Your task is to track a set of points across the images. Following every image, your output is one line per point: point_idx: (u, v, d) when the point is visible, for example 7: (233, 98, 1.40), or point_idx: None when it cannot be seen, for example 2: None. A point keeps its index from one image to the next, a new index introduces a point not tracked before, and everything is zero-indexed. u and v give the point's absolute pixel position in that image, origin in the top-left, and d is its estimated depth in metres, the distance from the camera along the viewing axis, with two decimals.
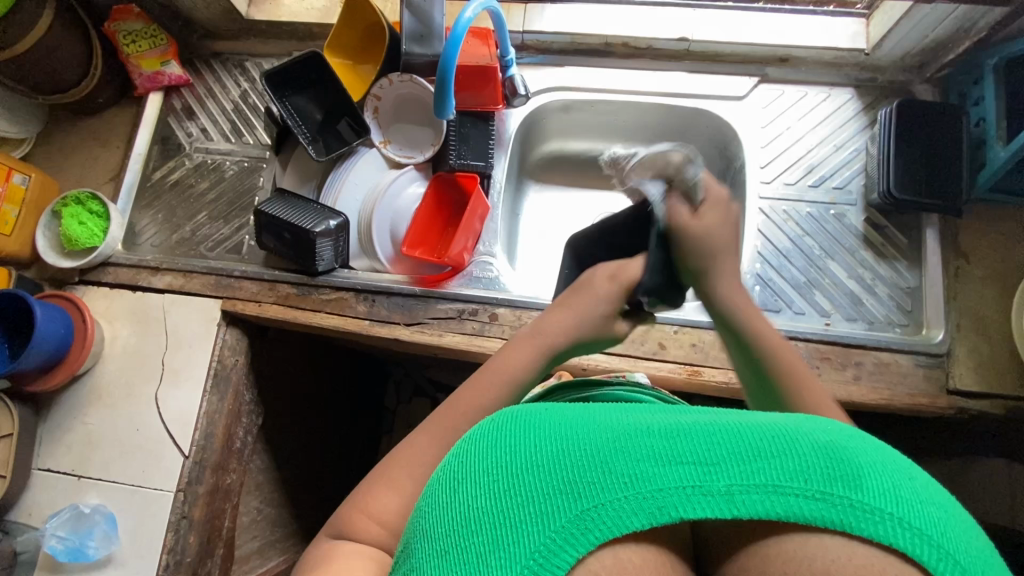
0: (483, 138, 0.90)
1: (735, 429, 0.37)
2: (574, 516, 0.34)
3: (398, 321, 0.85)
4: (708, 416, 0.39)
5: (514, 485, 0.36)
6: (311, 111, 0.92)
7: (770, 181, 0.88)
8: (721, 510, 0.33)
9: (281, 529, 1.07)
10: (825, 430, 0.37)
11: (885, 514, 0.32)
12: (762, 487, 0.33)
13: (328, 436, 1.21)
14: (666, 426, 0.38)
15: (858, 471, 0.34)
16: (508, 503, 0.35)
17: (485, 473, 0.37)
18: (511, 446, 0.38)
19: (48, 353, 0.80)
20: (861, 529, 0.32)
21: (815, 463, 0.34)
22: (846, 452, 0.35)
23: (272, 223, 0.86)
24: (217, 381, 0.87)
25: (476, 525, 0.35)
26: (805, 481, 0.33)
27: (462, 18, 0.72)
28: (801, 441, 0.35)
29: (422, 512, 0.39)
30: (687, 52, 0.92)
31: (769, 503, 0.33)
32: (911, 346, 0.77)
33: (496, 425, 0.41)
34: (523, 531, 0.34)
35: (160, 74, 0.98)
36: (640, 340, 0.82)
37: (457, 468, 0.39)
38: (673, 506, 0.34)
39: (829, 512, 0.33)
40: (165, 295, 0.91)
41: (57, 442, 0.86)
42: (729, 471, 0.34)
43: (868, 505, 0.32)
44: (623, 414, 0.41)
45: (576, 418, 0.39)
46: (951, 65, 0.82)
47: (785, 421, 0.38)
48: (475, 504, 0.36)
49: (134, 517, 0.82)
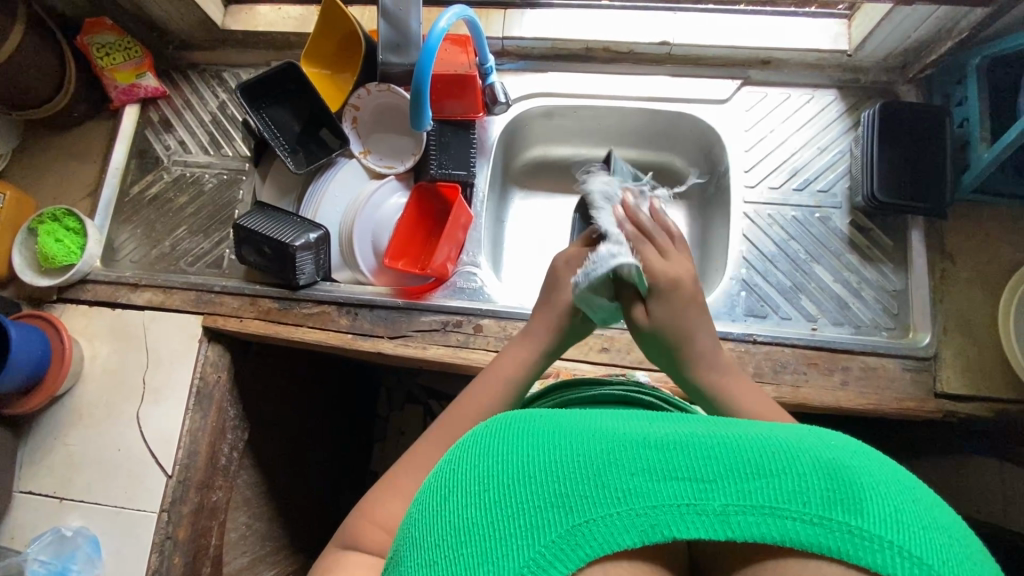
0: (463, 146, 0.89)
1: (735, 442, 0.36)
2: (566, 531, 0.33)
3: (382, 334, 0.84)
4: (707, 428, 0.38)
5: (505, 496, 0.34)
6: (288, 122, 0.90)
7: (754, 185, 0.88)
8: (714, 530, 0.33)
9: (272, 543, 1.06)
10: (829, 446, 0.36)
11: (884, 542, 0.31)
12: (759, 507, 0.33)
13: (318, 448, 1.20)
14: (664, 437, 0.36)
15: (859, 494, 0.33)
16: (498, 515, 0.34)
17: (476, 480, 0.36)
18: (503, 455, 0.36)
19: (24, 376, 0.79)
20: (859, 557, 0.31)
21: (815, 485, 0.33)
22: (849, 473, 0.34)
23: (251, 237, 0.84)
24: (199, 399, 0.86)
25: (465, 536, 0.34)
26: (803, 504, 0.32)
27: (436, 27, 0.70)
28: (802, 459, 0.34)
29: (410, 518, 0.38)
30: (669, 55, 0.91)
31: (765, 525, 0.32)
32: (897, 349, 0.76)
33: (490, 432, 0.39)
34: (511, 545, 0.33)
35: (136, 87, 0.97)
36: (625, 349, 0.82)
37: (448, 474, 0.38)
38: (666, 525, 0.33)
39: (827, 538, 0.32)
40: (145, 311, 0.89)
41: (39, 464, 0.85)
42: (726, 489, 0.33)
43: (868, 532, 0.31)
44: (620, 422, 0.40)
45: (571, 426, 0.38)
46: (933, 65, 0.82)
47: (786, 435, 0.37)
48: (465, 513, 0.34)
49: (118, 538, 0.81)
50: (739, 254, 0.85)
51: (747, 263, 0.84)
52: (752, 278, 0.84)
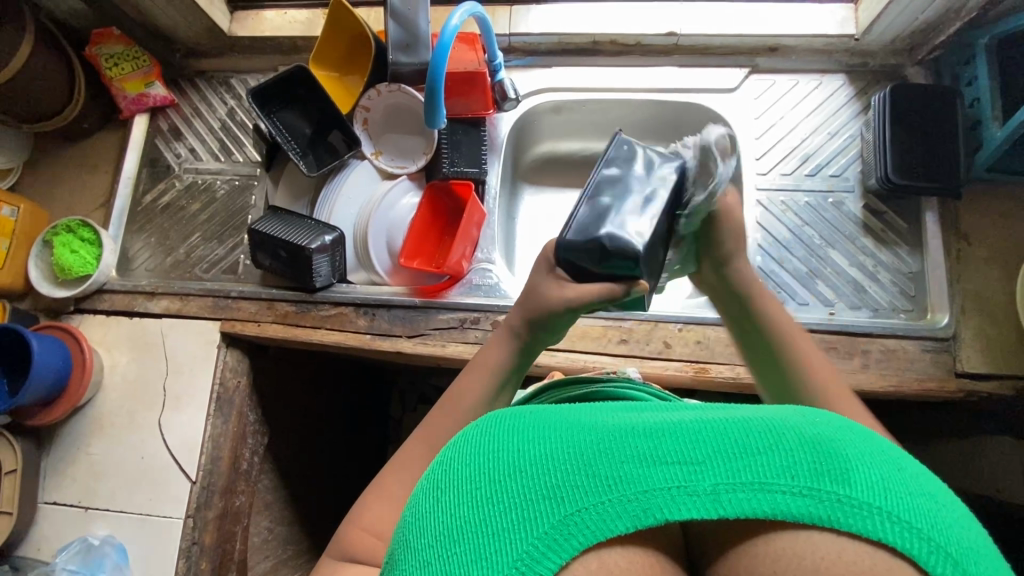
0: (475, 144, 0.90)
1: (721, 424, 0.35)
2: (557, 522, 0.33)
3: (400, 334, 0.84)
4: (695, 413, 0.38)
5: (497, 491, 0.35)
6: (299, 126, 0.90)
7: (766, 172, 0.88)
8: (706, 511, 0.32)
9: (294, 546, 1.06)
10: (814, 422, 0.36)
11: (874, 508, 0.31)
12: (747, 484, 0.32)
13: (337, 449, 1.20)
14: (651, 425, 0.36)
15: (847, 465, 0.33)
16: (491, 512, 0.34)
17: (468, 480, 0.36)
18: (493, 452, 0.37)
19: (47, 387, 0.79)
20: (848, 524, 0.31)
21: (803, 457, 0.33)
22: (834, 445, 0.34)
23: (267, 241, 0.85)
24: (219, 404, 0.86)
25: (458, 535, 0.34)
26: (793, 477, 0.32)
27: (449, 25, 0.70)
28: (788, 435, 0.34)
29: (404, 523, 0.39)
30: (676, 46, 0.91)
31: (756, 501, 0.32)
32: (917, 331, 0.77)
33: (481, 432, 0.40)
34: (504, 540, 0.33)
35: (144, 96, 0.97)
36: (645, 340, 0.81)
37: (441, 474, 0.38)
38: (658, 508, 0.33)
39: (817, 509, 0.31)
40: (163, 319, 0.89)
41: (62, 475, 0.85)
42: (715, 469, 0.33)
43: (857, 500, 0.31)
44: (608, 414, 0.40)
45: (561, 420, 0.39)
46: (941, 46, 0.81)
47: (772, 416, 0.37)
48: (456, 513, 0.35)
49: (144, 545, 0.82)
50: (754, 241, 0.85)
51: (761, 248, 0.84)
52: (768, 265, 0.84)
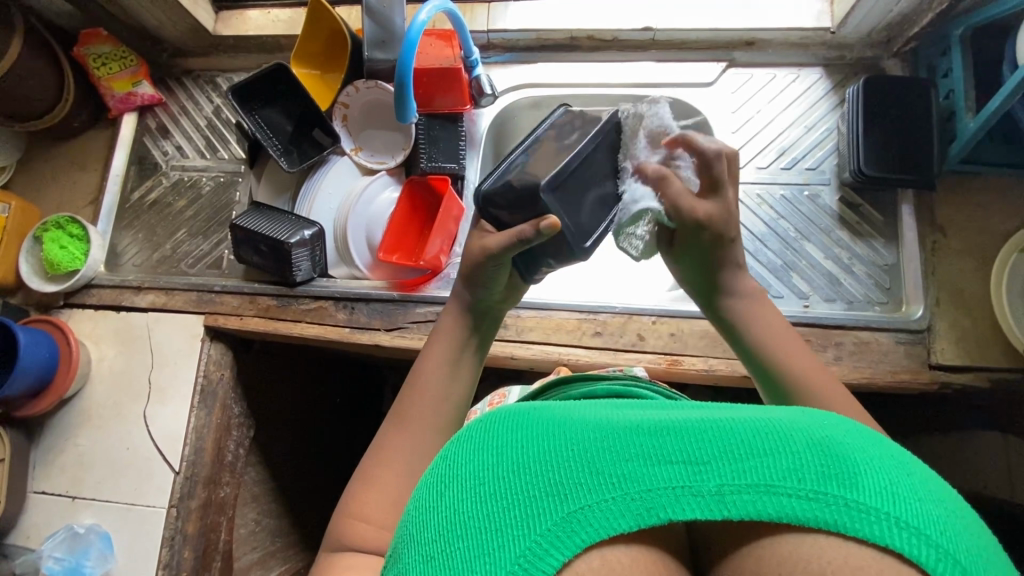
0: (452, 139, 0.91)
1: (728, 424, 0.34)
2: (561, 519, 0.32)
3: (378, 326, 0.85)
4: (700, 413, 0.37)
5: (500, 489, 0.33)
6: (281, 123, 0.92)
7: (742, 166, 0.88)
8: (710, 511, 0.32)
9: (281, 538, 1.07)
10: (822, 424, 0.35)
11: (882, 514, 0.30)
12: (754, 486, 0.31)
13: (326, 444, 1.22)
14: (656, 424, 0.35)
15: (855, 469, 0.31)
16: (495, 509, 0.33)
17: (471, 476, 0.35)
18: (497, 448, 0.36)
19: (34, 379, 0.81)
20: (856, 530, 0.30)
21: (810, 460, 0.32)
22: (843, 449, 0.33)
23: (248, 237, 0.86)
24: (203, 396, 0.88)
25: (461, 531, 0.33)
26: (799, 480, 0.31)
27: (417, 21, 0.71)
28: (795, 437, 0.33)
29: (406, 519, 0.37)
30: (653, 41, 0.92)
31: (761, 504, 0.31)
32: (891, 323, 0.76)
33: (483, 427, 0.38)
34: (506, 537, 0.32)
35: (132, 95, 0.99)
36: (619, 332, 0.82)
37: (445, 468, 0.37)
38: (662, 507, 0.32)
39: (823, 513, 0.30)
40: (149, 313, 0.91)
41: (51, 465, 0.87)
42: (719, 470, 0.32)
43: (865, 505, 0.30)
44: (613, 413, 0.39)
45: (565, 417, 0.38)
46: (916, 38, 0.81)
47: (779, 416, 0.36)
48: (459, 509, 0.34)
49: (129, 534, 0.84)
50: None
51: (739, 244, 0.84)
52: (743, 258, 0.84)
